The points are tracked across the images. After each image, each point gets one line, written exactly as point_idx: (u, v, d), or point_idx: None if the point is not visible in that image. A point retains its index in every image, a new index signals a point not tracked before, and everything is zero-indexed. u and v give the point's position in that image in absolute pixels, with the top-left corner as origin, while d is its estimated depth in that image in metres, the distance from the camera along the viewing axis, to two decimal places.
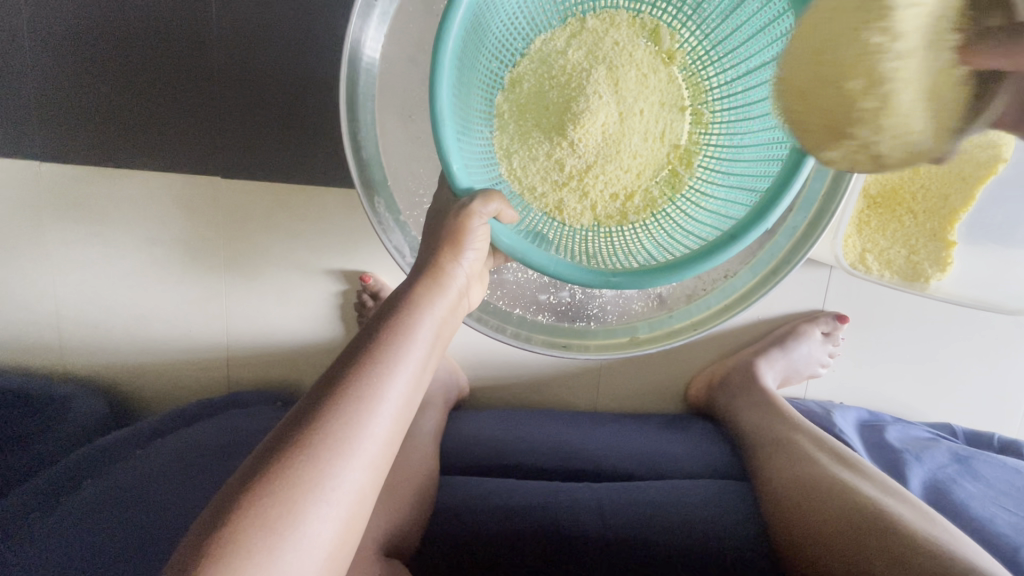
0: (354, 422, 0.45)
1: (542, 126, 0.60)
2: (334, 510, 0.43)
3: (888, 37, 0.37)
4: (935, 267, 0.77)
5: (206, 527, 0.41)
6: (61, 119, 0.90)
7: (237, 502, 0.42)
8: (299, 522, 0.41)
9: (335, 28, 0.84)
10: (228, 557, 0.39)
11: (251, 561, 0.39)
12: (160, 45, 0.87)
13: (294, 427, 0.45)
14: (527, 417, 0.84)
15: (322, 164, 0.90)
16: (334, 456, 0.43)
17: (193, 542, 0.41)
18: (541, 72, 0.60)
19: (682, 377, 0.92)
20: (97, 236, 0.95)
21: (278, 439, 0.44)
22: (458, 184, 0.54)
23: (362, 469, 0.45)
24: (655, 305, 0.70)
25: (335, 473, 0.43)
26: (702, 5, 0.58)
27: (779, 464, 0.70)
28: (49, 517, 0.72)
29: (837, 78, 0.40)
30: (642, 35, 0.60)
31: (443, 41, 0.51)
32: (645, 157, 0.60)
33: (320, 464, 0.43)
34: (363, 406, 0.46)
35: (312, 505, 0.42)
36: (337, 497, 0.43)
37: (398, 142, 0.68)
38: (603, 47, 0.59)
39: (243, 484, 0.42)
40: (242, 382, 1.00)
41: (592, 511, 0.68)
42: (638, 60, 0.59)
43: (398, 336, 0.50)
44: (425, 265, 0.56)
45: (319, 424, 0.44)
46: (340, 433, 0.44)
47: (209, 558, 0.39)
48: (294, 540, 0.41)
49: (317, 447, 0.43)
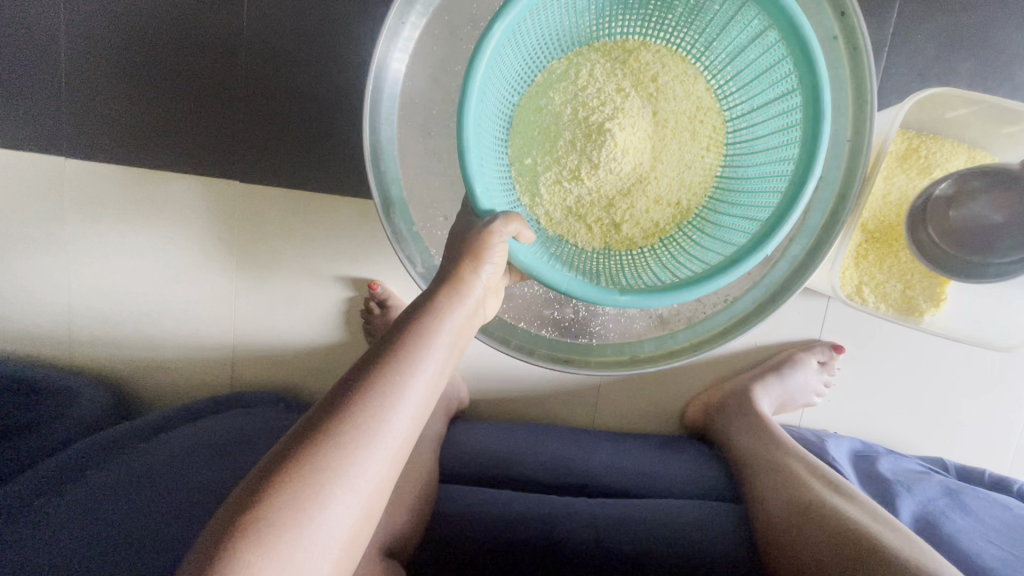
0: (379, 415, 0.46)
1: (564, 147, 0.63)
2: (356, 498, 0.44)
3: (610, 127, 0.61)
4: (929, 301, 0.80)
5: (233, 507, 0.42)
6: (90, 118, 0.93)
7: (264, 483, 0.43)
8: (324, 506, 0.42)
9: (360, 46, 0.88)
10: (259, 531, 0.41)
11: (279, 538, 0.41)
12: (191, 52, 0.91)
13: (321, 416, 0.46)
14: (527, 431, 0.85)
15: (340, 175, 0.93)
16: (359, 445, 0.45)
17: (221, 521, 0.42)
18: (569, 92, 0.63)
19: (679, 399, 0.94)
20: (116, 232, 0.97)
21: (305, 427, 0.46)
22: (480, 206, 0.57)
23: (384, 462, 0.46)
24: (656, 325, 0.72)
25: (359, 463, 0.44)
26: (713, 44, 0.62)
27: (773, 489, 0.71)
28: (54, 503, 0.72)
29: (576, 133, 0.63)
30: (671, 61, 0.63)
31: (470, 79, 0.55)
32: (665, 190, 0.64)
33: (346, 452, 0.44)
34: (388, 400, 0.47)
35: (335, 491, 0.43)
36: (360, 485, 0.44)
37: (416, 156, 0.71)
38: (644, 72, 0.63)
39: (271, 467, 0.43)
40: (246, 382, 1.01)
41: (589, 525, 0.69)
42: (681, 80, 0.63)
43: (419, 339, 0.52)
44: (447, 277, 0.57)
45: (345, 416, 0.45)
46: (366, 424, 0.45)
47: (239, 532, 0.41)
48: (319, 523, 0.42)
49: (343, 438, 0.44)
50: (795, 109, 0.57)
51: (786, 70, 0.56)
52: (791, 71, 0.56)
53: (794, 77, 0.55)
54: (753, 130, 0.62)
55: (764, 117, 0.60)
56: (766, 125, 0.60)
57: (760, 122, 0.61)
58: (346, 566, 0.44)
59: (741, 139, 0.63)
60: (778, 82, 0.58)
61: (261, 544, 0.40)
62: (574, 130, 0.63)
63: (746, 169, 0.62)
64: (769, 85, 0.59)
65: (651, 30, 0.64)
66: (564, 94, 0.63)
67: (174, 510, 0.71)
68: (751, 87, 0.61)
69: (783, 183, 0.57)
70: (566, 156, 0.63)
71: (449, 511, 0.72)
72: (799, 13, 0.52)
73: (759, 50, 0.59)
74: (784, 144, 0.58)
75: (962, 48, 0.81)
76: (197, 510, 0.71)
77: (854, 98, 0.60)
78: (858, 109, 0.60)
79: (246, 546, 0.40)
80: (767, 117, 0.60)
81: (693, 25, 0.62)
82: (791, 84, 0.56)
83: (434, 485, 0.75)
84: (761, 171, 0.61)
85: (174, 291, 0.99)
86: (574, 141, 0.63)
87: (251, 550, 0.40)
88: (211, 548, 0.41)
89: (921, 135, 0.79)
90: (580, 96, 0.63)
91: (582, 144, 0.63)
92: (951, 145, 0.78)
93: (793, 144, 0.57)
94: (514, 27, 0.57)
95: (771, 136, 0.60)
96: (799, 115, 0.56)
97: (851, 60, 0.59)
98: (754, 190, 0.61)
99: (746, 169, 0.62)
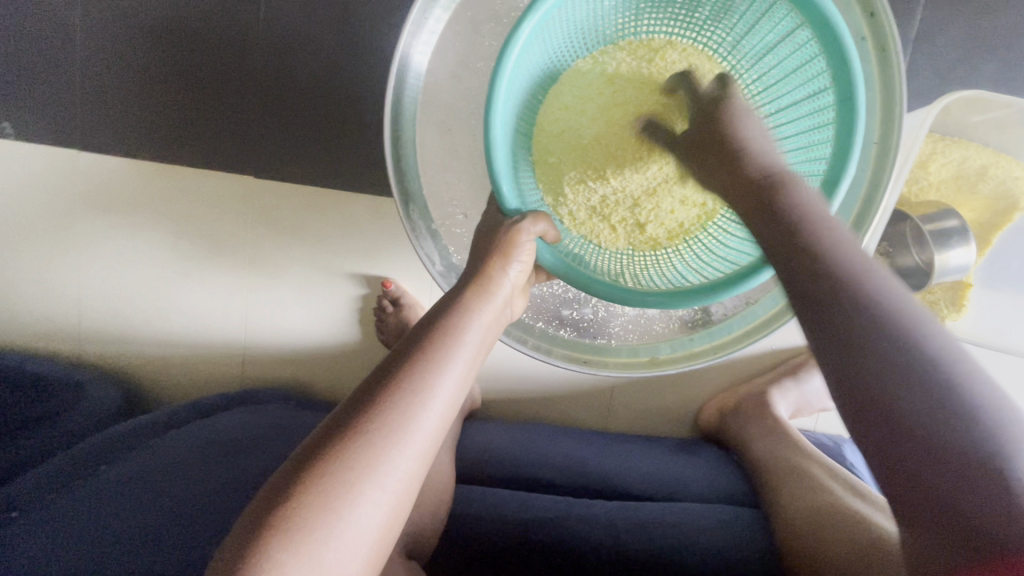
0: (409, 412, 0.46)
1: (590, 147, 0.63)
2: (385, 497, 0.43)
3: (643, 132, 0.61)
4: (951, 306, 0.80)
5: (264, 505, 0.42)
6: (104, 112, 0.93)
7: (294, 481, 0.42)
8: (354, 505, 0.41)
9: (377, 42, 0.87)
10: (290, 530, 0.40)
11: (310, 536, 0.40)
12: (207, 46, 0.90)
13: (351, 414, 0.45)
14: (543, 433, 0.85)
15: (354, 172, 0.92)
16: (389, 443, 0.44)
17: (250, 520, 0.41)
18: (594, 91, 0.63)
19: (692, 402, 0.93)
20: (128, 226, 0.97)
21: (335, 424, 0.45)
22: (507, 205, 0.58)
23: (413, 461, 0.45)
24: (677, 328, 0.71)
25: (390, 461, 0.43)
26: (740, 43, 0.62)
27: (793, 495, 0.71)
28: (67, 498, 0.72)
29: (602, 134, 0.63)
30: (699, 60, 0.62)
31: (499, 77, 0.54)
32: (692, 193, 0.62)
33: (376, 451, 0.43)
34: (417, 398, 0.46)
35: (365, 490, 0.42)
36: (389, 485, 0.43)
37: (436, 153, 0.70)
38: (667, 72, 0.62)
39: (300, 465, 0.43)
40: (256, 380, 1.01)
41: (607, 528, 0.68)
42: (706, 78, 0.62)
43: (447, 337, 0.51)
44: (474, 275, 0.57)
45: (375, 413, 0.45)
46: (396, 422, 0.45)
47: (269, 530, 0.40)
48: (349, 522, 0.41)
49: (374, 435, 0.44)
50: (827, 106, 0.56)
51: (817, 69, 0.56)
52: (823, 70, 0.55)
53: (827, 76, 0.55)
54: (781, 129, 0.62)
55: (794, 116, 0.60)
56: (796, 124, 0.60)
57: (788, 122, 0.61)
58: (375, 566, 0.43)
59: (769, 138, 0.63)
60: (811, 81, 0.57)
61: (291, 544, 0.39)
62: (600, 131, 0.63)
63: None
64: (799, 84, 0.59)
65: (677, 29, 0.64)
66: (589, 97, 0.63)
67: (188, 507, 0.70)
68: (780, 86, 0.61)
69: (816, 180, 0.58)
70: (593, 155, 0.63)
71: (466, 512, 0.71)
72: (833, 11, 0.51)
73: (790, 47, 0.58)
74: (815, 144, 0.59)
75: (984, 51, 0.81)
76: (211, 508, 0.70)
77: (883, 97, 0.59)
78: (888, 110, 0.59)
79: (275, 546, 0.39)
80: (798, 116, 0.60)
81: (720, 24, 0.62)
82: (823, 83, 0.56)
83: (452, 487, 0.74)
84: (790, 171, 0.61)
85: (184, 286, 0.99)
86: (601, 141, 0.62)
87: (282, 549, 0.39)
88: (242, 546, 0.40)
89: (945, 139, 0.78)
90: (605, 98, 0.63)
91: (609, 145, 0.62)
92: (977, 149, 0.77)
93: (825, 142, 0.57)
94: (542, 25, 0.57)
95: (801, 136, 0.60)
96: (830, 114, 0.56)
97: (880, 61, 0.58)
98: None
99: None
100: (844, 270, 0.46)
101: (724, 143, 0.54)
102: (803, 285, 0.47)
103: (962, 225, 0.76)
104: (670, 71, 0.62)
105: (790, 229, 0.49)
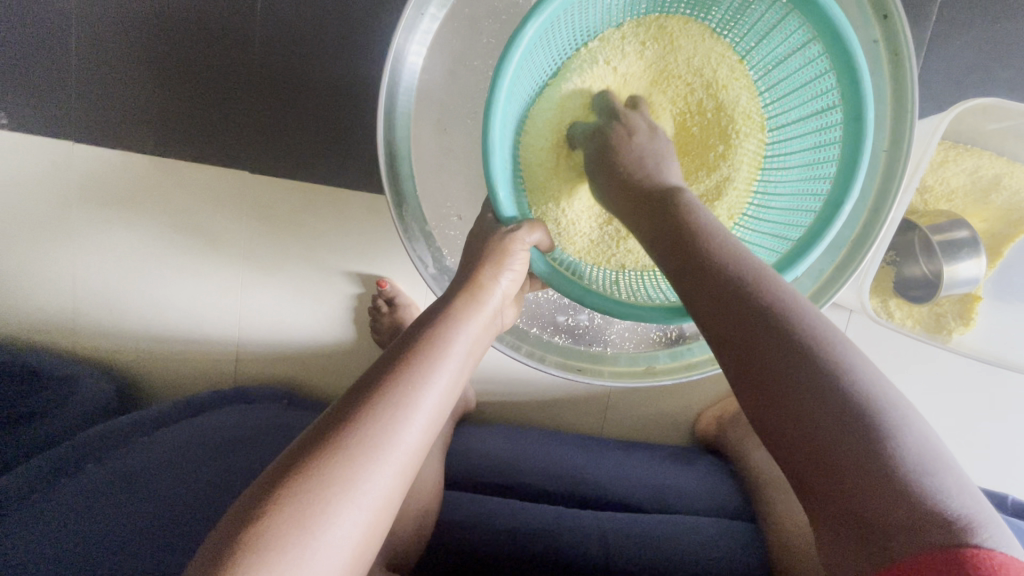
0: (390, 426, 0.44)
1: (582, 96, 0.61)
2: (362, 515, 0.41)
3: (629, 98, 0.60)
4: (958, 319, 0.77)
5: (235, 518, 0.40)
6: (99, 103, 0.91)
7: (269, 497, 0.40)
8: (330, 523, 0.40)
9: (376, 37, 0.86)
10: (262, 548, 0.38)
11: (284, 557, 0.38)
12: (202, 37, 0.88)
13: (331, 427, 0.44)
14: (534, 439, 0.83)
15: (353, 169, 0.91)
16: (367, 459, 0.42)
17: (220, 539, 0.39)
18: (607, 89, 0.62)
19: (690, 410, 0.91)
20: (122, 219, 0.96)
21: (314, 437, 0.43)
22: (503, 213, 0.56)
23: (392, 477, 0.43)
24: (674, 337, 0.70)
25: (367, 478, 0.42)
26: (755, 50, 0.60)
27: (789, 512, 0.69)
28: (51, 496, 0.71)
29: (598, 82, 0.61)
30: (723, 58, 0.60)
31: (500, 76, 0.52)
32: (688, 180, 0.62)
33: (354, 466, 0.42)
34: (401, 412, 0.45)
35: (343, 507, 0.40)
36: (368, 502, 0.42)
37: (430, 153, 0.69)
38: (696, 66, 0.60)
39: (277, 480, 0.41)
40: (249, 376, 1.00)
41: (595, 539, 0.67)
42: (732, 75, 0.60)
43: (433, 348, 0.50)
44: (465, 281, 0.56)
45: (355, 426, 0.43)
46: (376, 437, 0.43)
47: (239, 551, 0.38)
48: (324, 541, 0.39)
49: (353, 449, 0.42)
50: (834, 126, 0.55)
51: (827, 86, 0.54)
52: (832, 89, 0.54)
53: (837, 94, 0.53)
54: (787, 144, 0.61)
55: (800, 133, 0.59)
56: (803, 140, 0.59)
57: (794, 137, 0.60)
58: None
59: (775, 151, 0.62)
60: (820, 98, 0.56)
61: (262, 565, 0.37)
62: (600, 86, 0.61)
63: (777, 184, 0.61)
64: (808, 97, 0.57)
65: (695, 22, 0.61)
66: None
67: (174, 507, 0.69)
68: (791, 98, 0.59)
69: (817, 203, 0.56)
70: (578, 99, 0.61)
71: (453, 520, 0.70)
72: (846, 26, 0.49)
73: (801, 61, 0.56)
74: (819, 163, 0.57)
75: (1002, 56, 0.78)
76: (195, 509, 0.69)
77: (892, 105, 0.57)
78: (897, 119, 0.57)
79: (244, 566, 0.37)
80: (802, 133, 0.59)
81: (734, 31, 0.60)
82: (833, 101, 0.54)
83: (440, 494, 0.73)
84: (793, 188, 0.60)
85: (178, 281, 0.97)
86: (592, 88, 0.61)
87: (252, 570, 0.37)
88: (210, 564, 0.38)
89: (958, 146, 0.75)
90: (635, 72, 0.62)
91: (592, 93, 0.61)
92: (989, 157, 0.75)
93: (830, 161, 0.56)
94: (548, 25, 0.54)
95: (805, 153, 0.59)
96: (837, 132, 0.55)
97: (891, 65, 0.56)
98: (784, 207, 0.60)
99: (777, 185, 0.61)
100: (741, 277, 0.42)
101: (615, 163, 0.54)
102: (702, 292, 0.43)
103: (972, 236, 0.74)
104: (694, 75, 0.61)
105: (692, 233, 0.46)
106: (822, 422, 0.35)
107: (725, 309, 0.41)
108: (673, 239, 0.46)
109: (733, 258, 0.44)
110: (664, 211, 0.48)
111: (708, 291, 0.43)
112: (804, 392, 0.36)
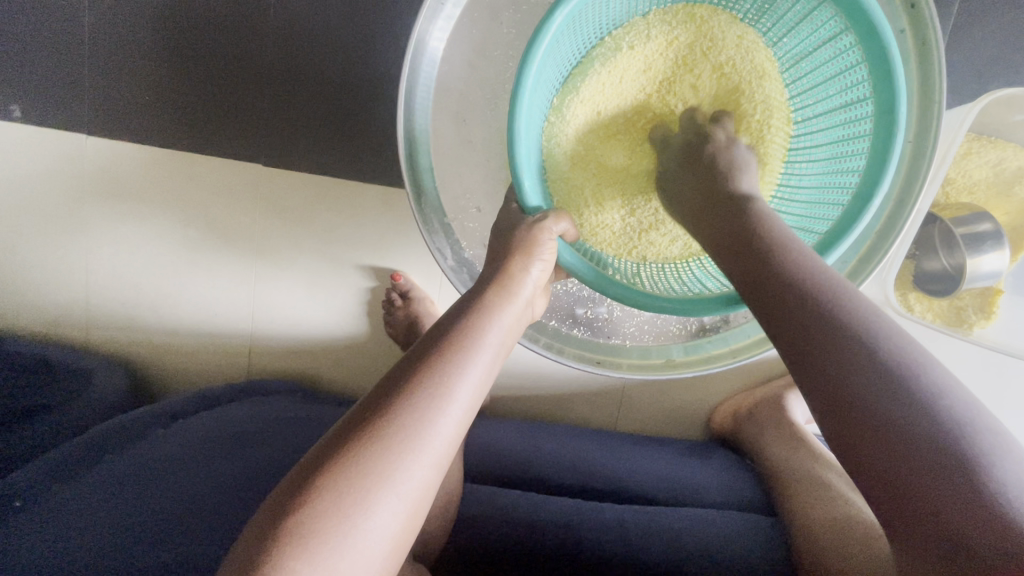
0: (428, 417, 0.44)
1: (655, 82, 0.62)
2: (401, 505, 0.41)
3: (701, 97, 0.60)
4: (979, 313, 0.77)
5: (274, 508, 0.40)
6: (112, 96, 0.91)
7: (307, 487, 0.40)
8: (368, 513, 0.40)
9: (391, 30, 0.85)
10: (304, 537, 0.38)
11: (325, 545, 0.38)
12: (216, 29, 0.88)
13: (367, 417, 0.44)
14: (551, 433, 0.83)
15: (367, 162, 0.90)
16: (405, 450, 0.42)
17: (261, 528, 0.39)
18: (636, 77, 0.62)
19: (705, 405, 0.91)
20: (135, 211, 0.95)
21: (349, 428, 0.43)
22: (527, 203, 0.58)
23: (429, 467, 0.43)
24: (695, 330, 0.69)
25: (405, 468, 0.42)
26: (783, 40, 0.60)
27: (810, 506, 0.69)
28: (71, 488, 0.71)
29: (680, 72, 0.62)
30: (751, 45, 0.59)
31: (528, 62, 0.51)
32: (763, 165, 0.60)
33: (392, 456, 0.42)
34: (437, 403, 0.45)
35: (381, 497, 0.40)
36: (406, 492, 0.41)
37: (450, 145, 0.68)
38: (725, 52, 0.60)
39: (314, 471, 0.41)
40: (263, 370, 1.00)
41: (615, 531, 0.67)
42: (761, 62, 0.59)
43: (467, 339, 0.49)
44: (493, 272, 0.55)
45: (392, 417, 0.43)
46: (413, 427, 0.43)
47: (282, 540, 0.38)
48: (363, 531, 0.39)
49: (391, 439, 0.42)
50: (863, 119, 0.55)
51: (856, 78, 0.54)
52: (863, 80, 0.53)
53: (867, 85, 0.53)
54: (813, 137, 0.61)
55: (827, 126, 0.59)
56: (830, 132, 0.59)
57: (821, 129, 0.60)
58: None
59: (801, 143, 0.62)
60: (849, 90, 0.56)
61: (304, 554, 0.37)
62: (666, 71, 0.62)
63: (801, 177, 0.62)
64: (835, 90, 0.57)
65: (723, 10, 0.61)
66: (644, 88, 0.63)
67: (196, 498, 0.69)
68: (817, 90, 0.59)
69: (845, 196, 0.56)
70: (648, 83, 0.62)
71: (473, 512, 0.70)
72: (880, 17, 0.49)
73: (829, 54, 0.56)
74: (846, 156, 0.57)
75: None
76: (215, 501, 0.69)
77: (919, 97, 0.56)
78: (923, 112, 0.56)
79: (288, 555, 0.37)
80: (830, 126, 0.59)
81: (762, 21, 0.61)
82: (863, 93, 0.54)
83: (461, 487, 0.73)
84: (818, 181, 0.60)
85: (191, 275, 0.97)
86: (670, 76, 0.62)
87: (294, 560, 0.37)
88: (251, 553, 0.38)
89: (982, 138, 0.75)
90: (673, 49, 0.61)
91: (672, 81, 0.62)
92: (1014, 149, 0.74)
93: (857, 155, 0.56)
94: (576, 12, 0.54)
95: (832, 145, 0.59)
96: (868, 125, 0.54)
97: (919, 55, 0.55)
98: (809, 200, 0.60)
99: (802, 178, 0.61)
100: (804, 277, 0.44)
101: (699, 165, 0.55)
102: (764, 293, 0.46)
103: (996, 229, 0.73)
104: (725, 65, 0.60)
105: (751, 238, 0.48)
106: (885, 429, 0.37)
107: (788, 308, 0.43)
108: (732, 246, 0.49)
109: (801, 264, 0.45)
110: (718, 217, 0.51)
111: (774, 294, 0.45)
112: (866, 396, 0.38)
